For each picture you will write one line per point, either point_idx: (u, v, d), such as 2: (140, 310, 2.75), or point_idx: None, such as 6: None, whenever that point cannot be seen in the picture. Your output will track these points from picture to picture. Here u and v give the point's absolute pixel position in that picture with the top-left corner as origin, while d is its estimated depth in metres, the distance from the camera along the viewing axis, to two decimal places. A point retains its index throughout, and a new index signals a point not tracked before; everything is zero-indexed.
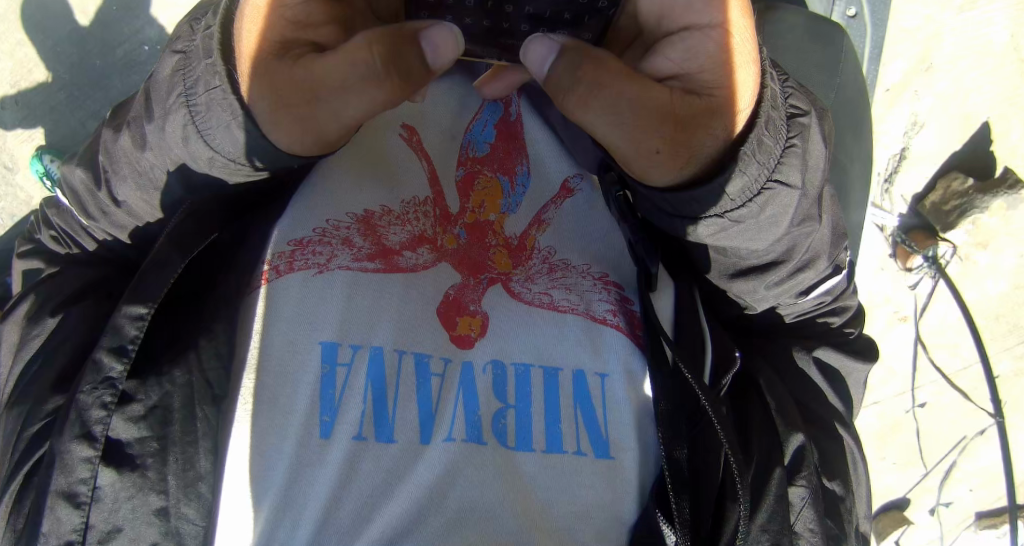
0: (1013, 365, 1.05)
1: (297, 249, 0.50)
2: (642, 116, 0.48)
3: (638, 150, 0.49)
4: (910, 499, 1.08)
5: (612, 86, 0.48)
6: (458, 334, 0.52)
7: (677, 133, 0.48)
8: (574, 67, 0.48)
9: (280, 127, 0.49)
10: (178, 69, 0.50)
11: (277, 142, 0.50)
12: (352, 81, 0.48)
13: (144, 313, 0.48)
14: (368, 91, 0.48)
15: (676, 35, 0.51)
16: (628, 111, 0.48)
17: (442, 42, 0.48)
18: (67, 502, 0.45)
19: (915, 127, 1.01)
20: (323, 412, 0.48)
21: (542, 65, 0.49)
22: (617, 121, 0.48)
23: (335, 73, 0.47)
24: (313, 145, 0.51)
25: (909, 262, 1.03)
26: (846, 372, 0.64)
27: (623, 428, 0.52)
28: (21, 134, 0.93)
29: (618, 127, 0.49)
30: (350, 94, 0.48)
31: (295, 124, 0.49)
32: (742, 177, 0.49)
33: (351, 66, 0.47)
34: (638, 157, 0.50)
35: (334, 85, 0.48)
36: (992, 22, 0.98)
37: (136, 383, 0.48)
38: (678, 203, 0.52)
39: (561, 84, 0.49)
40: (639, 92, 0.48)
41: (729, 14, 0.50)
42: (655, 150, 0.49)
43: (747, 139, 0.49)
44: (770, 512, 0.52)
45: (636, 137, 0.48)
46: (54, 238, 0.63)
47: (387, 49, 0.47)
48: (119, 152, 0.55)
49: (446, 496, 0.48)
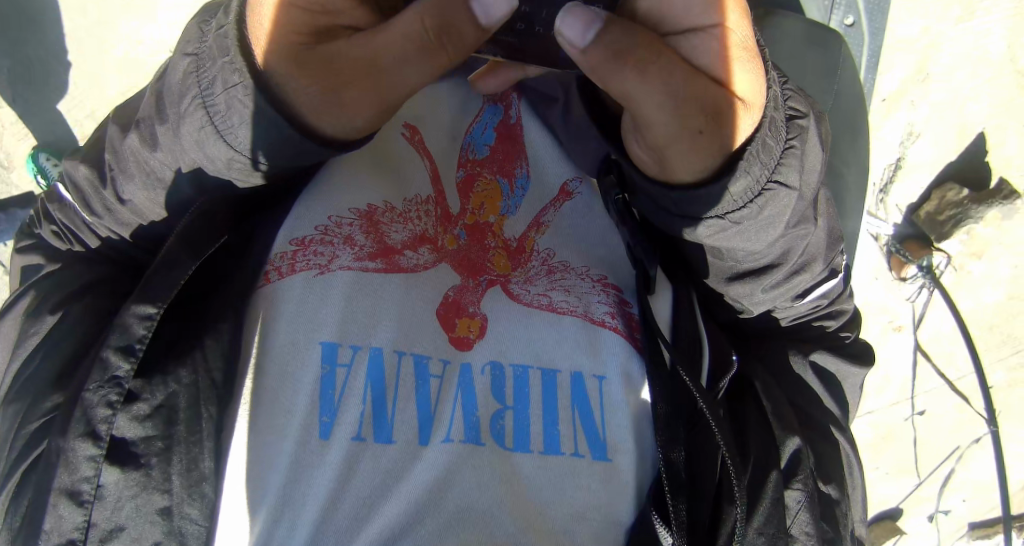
0: (1007, 375, 1.06)
1: (299, 249, 0.51)
2: (689, 93, 0.47)
3: (685, 131, 0.48)
4: (903, 509, 1.09)
5: (664, 61, 0.47)
6: (458, 336, 0.52)
7: (716, 115, 0.48)
8: (626, 38, 0.47)
9: (333, 114, 0.50)
10: (193, 70, 0.51)
11: (329, 129, 0.50)
12: (410, 51, 0.49)
13: (154, 313, 0.48)
14: (425, 60, 0.50)
15: (682, 35, 0.50)
16: (676, 88, 0.47)
17: (494, 1, 0.49)
18: (70, 499, 0.45)
19: (911, 136, 1.02)
20: (322, 412, 0.48)
21: (586, 35, 0.48)
22: (664, 95, 0.47)
23: (392, 46, 0.49)
24: (374, 118, 0.51)
25: (903, 272, 1.04)
26: (841, 377, 0.65)
27: (621, 429, 0.52)
28: (18, 132, 0.93)
29: (670, 101, 0.47)
30: (408, 65, 0.50)
31: (355, 104, 0.50)
32: (746, 177, 0.50)
33: (407, 39, 0.49)
34: (681, 137, 0.48)
35: (392, 59, 0.49)
36: (990, 33, 0.99)
37: (141, 382, 0.47)
38: (685, 202, 0.52)
39: (607, 56, 0.47)
40: (686, 69, 0.48)
41: (727, 15, 0.50)
42: (699, 131, 0.48)
43: (753, 140, 0.50)
44: (766, 514, 0.52)
45: (683, 116, 0.47)
46: (56, 234, 0.63)
47: (441, 17, 0.49)
48: (126, 151, 0.56)
49: (444, 496, 0.48)
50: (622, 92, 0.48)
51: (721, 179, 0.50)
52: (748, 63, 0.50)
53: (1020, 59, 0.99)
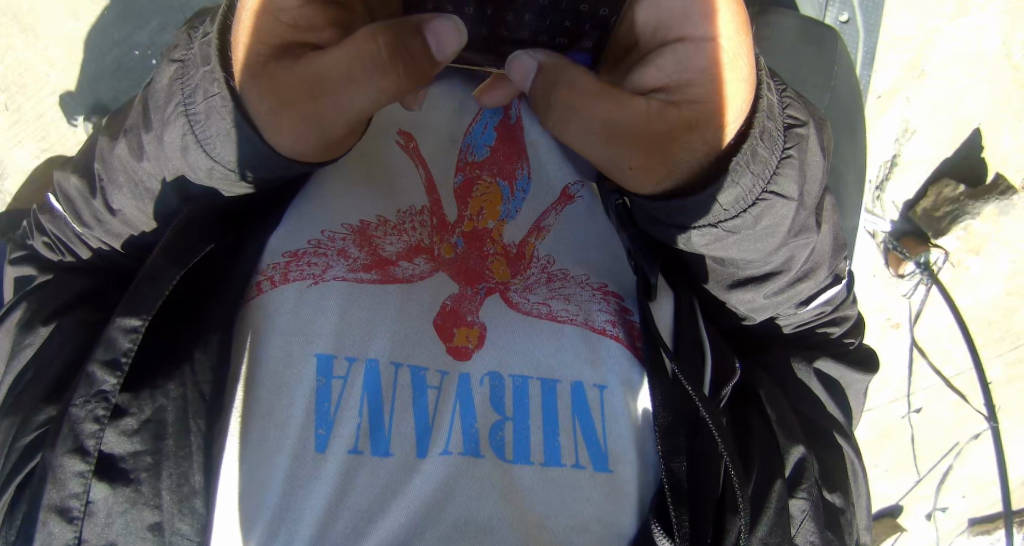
0: (1005, 371, 1.06)
1: (292, 260, 0.50)
2: (616, 131, 0.51)
3: (613, 164, 0.52)
4: (903, 506, 1.09)
5: (591, 102, 0.51)
6: (456, 346, 0.51)
7: (649, 147, 0.50)
8: (546, 90, 0.52)
9: (282, 128, 0.49)
10: (178, 78, 0.50)
11: (280, 147, 0.50)
12: (358, 70, 0.48)
13: (140, 325, 0.47)
14: (374, 81, 0.49)
15: (668, 46, 0.51)
16: (603, 125, 0.51)
17: (446, 33, 0.49)
18: (59, 516, 0.44)
19: (907, 133, 1.02)
20: (318, 425, 0.47)
21: (525, 82, 0.53)
22: (593, 135, 0.51)
23: (337, 66, 0.48)
24: (317, 142, 0.51)
25: (901, 268, 1.03)
26: (845, 383, 0.65)
27: (623, 440, 0.51)
28: (10, 140, 0.93)
29: (598, 139, 0.51)
30: (354, 86, 0.49)
31: (298, 123, 0.49)
32: (735, 188, 0.49)
33: (355, 58, 0.48)
34: (615, 172, 0.52)
35: (339, 78, 0.48)
36: (986, 29, 0.98)
37: (129, 397, 0.46)
38: (668, 211, 0.52)
39: (542, 101, 0.52)
40: (615, 106, 0.51)
41: (718, 26, 0.50)
42: (632, 166, 0.51)
43: (739, 150, 0.49)
44: (771, 524, 0.51)
45: (609, 153, 0.51)
46: (47, 245, 0.62)
47: (391, 37, 0.48)
48: (115, 161, 0.54)
49: (443, 509, 0.47)
50: (560, 130, 0.54)
51: (705, 192, 0.49)
52: (743, 70, 0.50)
53: (1015, 54, 0.99)
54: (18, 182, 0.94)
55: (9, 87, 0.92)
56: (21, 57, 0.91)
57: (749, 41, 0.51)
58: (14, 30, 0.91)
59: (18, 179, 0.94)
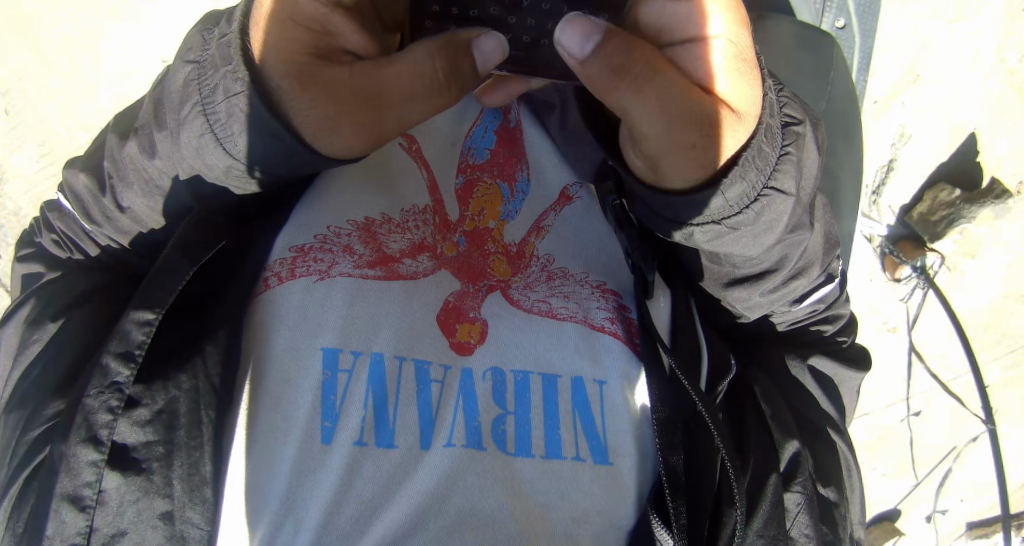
0: (1002, 374, 1.07)
1: (299, 256, 0.51)
2: (681, 108, 0.48)
3: (673, 142, 0.49)
4: (900, 510, 1.10)
5: (663, 78, 0.48)
6: (458, 341, 0.52)
7: (710, 130, 0.49)
8: (624, 50, 0.49)
9: (335, 136, 0.51)
10: (194, 78, 0.51)
11: (328, 150, 0.52)
12: (418, 89, 0.52)
13: (152, 318, 0.48)
14: (432, 98, 0.53)
15: (682, 46, 0.52)
16: (671, 102, 0.48)
17: (491, 50, 0.51)
18: (71, 505, 0.45)
19: (903, 138, 1.03)
20: (324, 417, 0.48)
21: (584, 47, 0.50)
22: (660, 107, 0.48)
23: (399, 84, 0.51)
24: (368, 149, 0.54)
25: (897, 272, 1.05)
26: (840, 380, 0.66)
27: (620, 434, 0.53)
28: (10, 145, 0.93)
29: (666, 116, 0.48)
30: (410, 101, 0.52)
31: (356, 133, 0.52)
32: (741, 183, 0.51)
33: (416, 78, 0.51)
34: (672, 152, 0.49)
35: (399, 93, 0.52)
36: (981, 33, 1.00)
37: (141, 388, 0.47)
38: (679, 209, 0.52)
39: (605, 72, 0.49)
40: (682, 87, 0.49)
41: (710, 25, 0.51)
42: (692, 145, 0.49)
43: (748, 147, 0.50)
44: (766, 517, 0.53)
45: (672, 128, 0.48)
46: (56, 243, 0.63)
47: (448, 60, 0.51)
48: (125, 159, 0.56)
49: (447, 501, 0.48)
50: (617, 102, 0.50)
51: (714, 185, 0.51)
52: (742, 71, 0.51)
53: (1009, 59, 1.00)
54: (16, 187, 0.94)
55: (9, 90, 0.92)
56: (20, 61, 0.92)
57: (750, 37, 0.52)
58: (14, 35, 0.92)
59: (18, 183, 0.94)
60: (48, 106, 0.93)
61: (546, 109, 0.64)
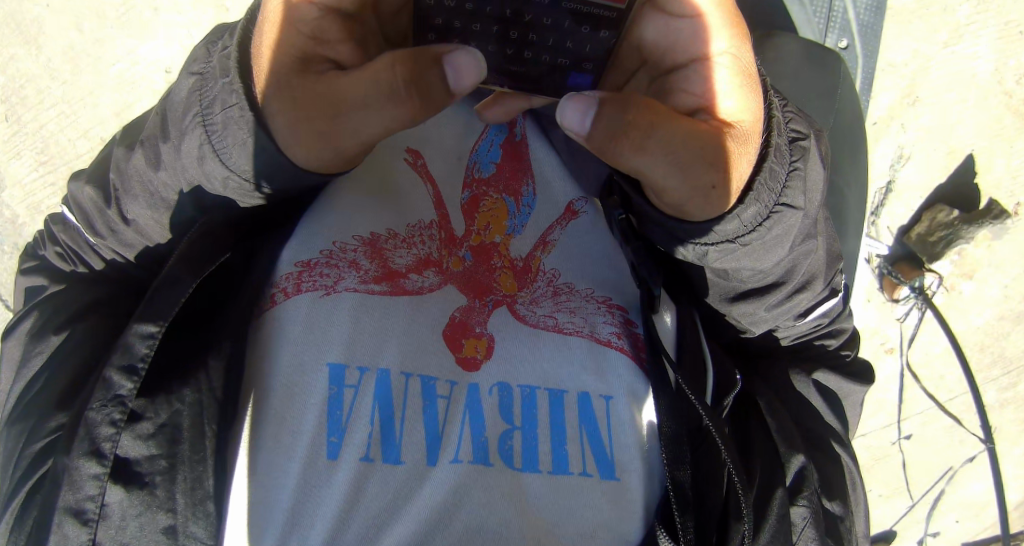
0: (998, 396, 1.07)
1: (305, 270, 0.51)
2: (691, 154, 0.48)
3: (695, 190, 0.49)
4: (897, 532, 1.09)
5: (661, 130, 0.48)
6: (464, 357, 0.52)
7: (725, 167, 0.49)
8: (621, 113, 0.48)
9: (298, 141, 0.49)
10: (196, 89, 0.51)
11: (297, 160, 0.51)
12: (377, 97, 0.48)
13: (156, 331, 0.47)
14: (391, 107, 0.48)
15: (688, 68, 0.53)
16: (679, 151, 0.48)
17: (466, 66, 0.49)
18: (74, 519, 0.45)
19: (902, 159, 1.04)
20: (330, 433, 0.48)
21: (584, 121, 0.50)
22: (669, 160, 0.48)
23: (359, 89, 0.48)
24: (332, 158, 0.51)
25: (895, 293, 1.04)
26: (843, 394, 0.67)
27: (628, 450, 0.53)
28: (9, 152, 0.92)
29: (678, 169, 0.48)
30: (371, 108, 0.48)
31: (316, 141, 0.49)
32: (755, 204, 0.51)
33: (375, 83, 0.48)
34: (695, 195, 0.49)
35: (358, 100, 0.48)
36: (977, 56, 1.02)
37: (144, 402, 0.47)
38: (693, 231, 0.53)
39: (606, 138, 0.49)
40: (683, 128, 0.48)
41: (710, 46, 0.52)
42: (712, 187, 0.49)
43: (761, 167, 0.51)
44: (773, 532, 0.53)
45: (689, 176, 0.48)
46: (60, 255, 0.63)
47: (410, 68, 0.48)
48: (131, 170, 0.56)
49: (454, 517, 0.48)
50: (627, 165, 0.49)
51: (729, 212, 0.51)
52: (747, 87, 0.52)
53: (1007, 80, 1.02)
54: (13, 194, 0.93)
55: (9, 97, 0.92)
56: (22, 67, 0.92)
57: (751, 53, 0.53)
58: (15, 43, 0.91)
59: (14, 191, 0.93)
60: (47, 114, 0.92)
61: (552, 123, 0.65)
